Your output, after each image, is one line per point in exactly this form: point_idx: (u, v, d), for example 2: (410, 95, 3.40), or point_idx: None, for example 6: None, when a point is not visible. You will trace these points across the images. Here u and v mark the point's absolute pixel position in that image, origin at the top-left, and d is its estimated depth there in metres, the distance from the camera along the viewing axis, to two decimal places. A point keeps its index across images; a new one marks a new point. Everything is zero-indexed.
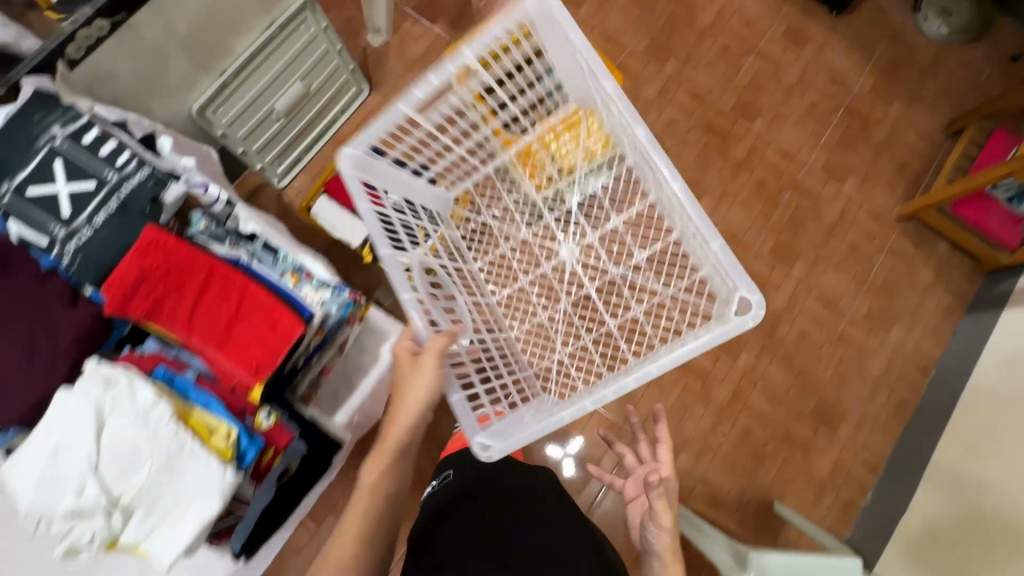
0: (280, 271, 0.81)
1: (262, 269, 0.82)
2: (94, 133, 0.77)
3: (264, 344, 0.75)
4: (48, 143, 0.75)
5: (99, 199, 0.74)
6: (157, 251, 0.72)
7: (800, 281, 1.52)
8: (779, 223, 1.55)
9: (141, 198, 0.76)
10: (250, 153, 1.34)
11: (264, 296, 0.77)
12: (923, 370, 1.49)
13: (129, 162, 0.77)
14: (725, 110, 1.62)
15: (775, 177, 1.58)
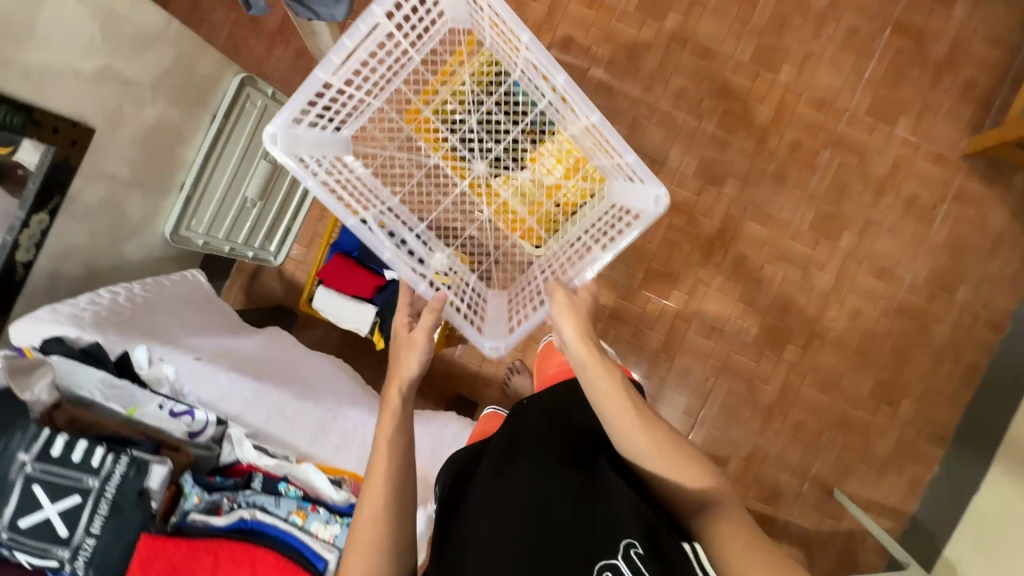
0: (286, 511, 0.69)
1: (266, 515, 0.69)
2: (62, 440, 0.59)
3: None
4: (13, 475, 0.57)
5: (88, 513, 0.58)
6: (159, 560, 0.60)
7: (849, 253, 1.35)
8: (819, 190, 1.36)
9: (130, 494, 0.60)
10: (237, 247, 1.29)
11: (279, 561, 0.65)
12: (996, 328, 1.34)
13: (107, 457, 0.60)
14: (742, 64, 1.36)
15: (811, 135, 1.36)
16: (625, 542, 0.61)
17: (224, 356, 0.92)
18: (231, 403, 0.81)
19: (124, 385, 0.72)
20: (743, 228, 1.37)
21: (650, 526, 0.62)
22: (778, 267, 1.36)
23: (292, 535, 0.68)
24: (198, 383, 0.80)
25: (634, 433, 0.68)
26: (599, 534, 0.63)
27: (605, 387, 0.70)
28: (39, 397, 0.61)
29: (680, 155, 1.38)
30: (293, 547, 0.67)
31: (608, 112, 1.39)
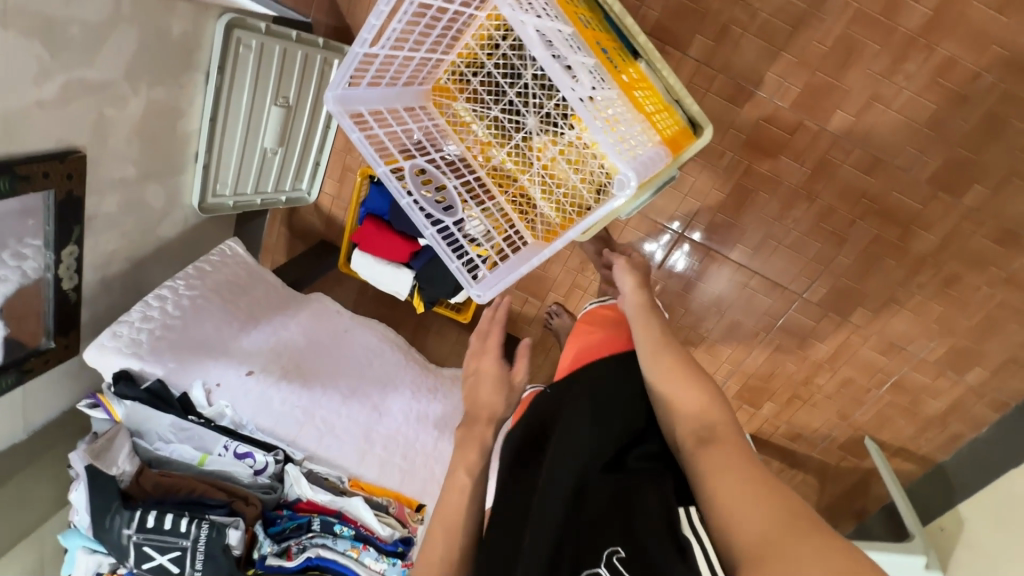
0: (342, 547, 0.79)
1: (326, 553, 0.78)
2: (152, 514, 0.73)
3: None
4: (131, 547, 0.72)
5: (190, 566, 0.72)
6: None
7: (969, 212, 1.11)
8: (959, 130, 1.04)
9: (217, 548, 0.72)
10: (269, 197, 1.23)
11: None
12: None
13: (190, 522, 0.72)
14: None
15: (977, 50, 0.98)
16: (606, 549, 0.50)
17: (276, 361, 0.97)
18: (287, 428, 0.89)
19: (191, 428, 0.83)
20: (840, 176, 1.13)
21: (633, 535, 0.50)
22: (871, 225, 1.16)
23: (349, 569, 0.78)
24: (256, 410, 0.89)
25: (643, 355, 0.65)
26: (588, 540, 0.51)
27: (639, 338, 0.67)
28: (123, 469, 0.76)
29: (778, 77, 1.07)
30: None
31: (692, 15, 1.05)
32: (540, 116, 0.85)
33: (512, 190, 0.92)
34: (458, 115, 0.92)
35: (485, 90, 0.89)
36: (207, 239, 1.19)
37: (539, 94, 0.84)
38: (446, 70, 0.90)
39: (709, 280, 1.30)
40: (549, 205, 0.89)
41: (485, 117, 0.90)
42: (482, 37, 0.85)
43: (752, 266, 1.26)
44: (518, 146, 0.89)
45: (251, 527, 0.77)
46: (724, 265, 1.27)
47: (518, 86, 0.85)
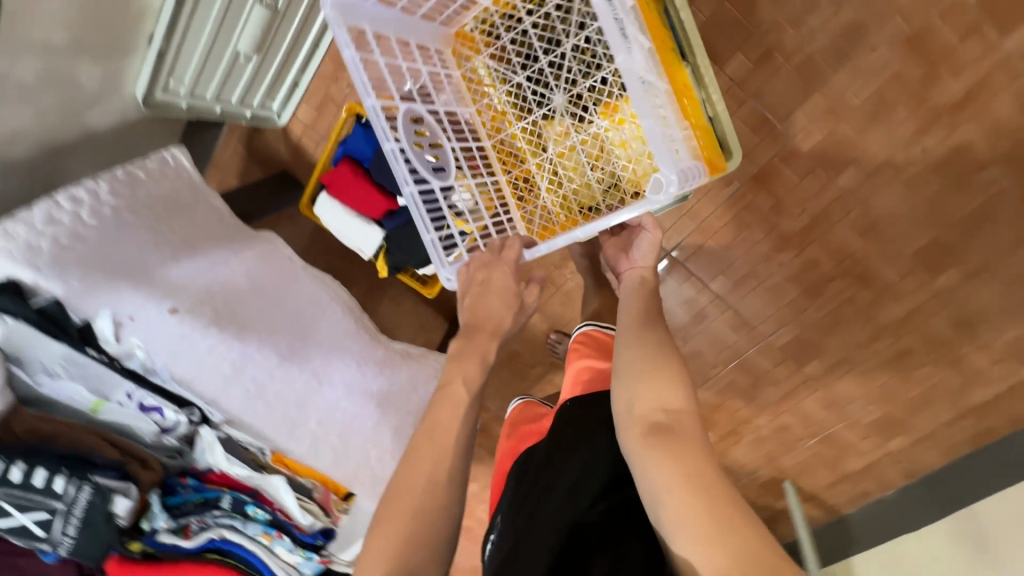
0: (253, 533, 0.78)
1: (234, 535, 0.76)
2: (22, 465, 0.62)
3: None
4: None
5: (59, 531, 0.63)
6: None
7: (938, 294, 1.14)
8: (953, 215, 1.06)
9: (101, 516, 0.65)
10: (231, 109, 1.06)
11: None
12: None
13: (72, 483, 0.64)
14: (959, 7, 0.91)
15: (993, 142, 0.99)
16: None
17: (207, 302, 0.83)
18: (208, 381, 0.77)
19: (87, 365, 0.71)
20: (835, 232, 1.12)
21: None
22: (849, 285, 1.17)
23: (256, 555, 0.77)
24: (171, 353, 0.76)
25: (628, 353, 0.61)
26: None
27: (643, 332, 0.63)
28: None
29: (804, 119, 1.04)
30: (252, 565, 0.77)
31: (736, 33, 1.01)
32: (570, 95, 0.78)
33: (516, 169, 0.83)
34: (475, 72, 0.83)
35: (514, 51, 0.79)
36: (149, 140, 1.03)
37: (575, 69, 0.77)
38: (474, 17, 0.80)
39: (685, 304, 1.28)
40: (552, 195, 0.82)
41: (507, 82, 0.81)
42: None
43: (728, 300, 1.25)
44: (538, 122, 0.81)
45: (145, 492, 0.73)
46: (703, 293, 1.25)
47: (553, 54, 0.77)
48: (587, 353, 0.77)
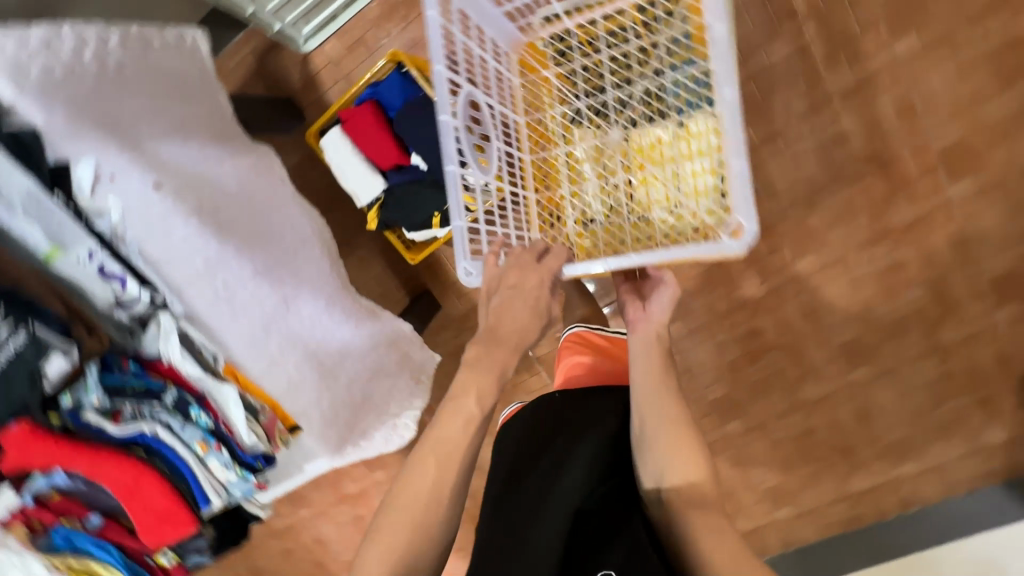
0: (188, 443, 0.81)
1: (168, 437, 0.79)
2: None
3: (160, 523, 0.83)
4: None
5: None
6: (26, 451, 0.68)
7: (850, 385, 1.29)
8: (878, 319, 1.23)
9: (21, 375, 0.63)
10: (262, 14, 1.02)
11: (162, 478, 0.80)
12: (904, 505, 1.33)
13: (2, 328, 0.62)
14: (925, 149, 1.09)
15: (922, 267, 1.17)
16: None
17: (191, 191, 0.75)
18: (178, 270, 0.70)
19: (51, 209, 0.65)
20: (784, 307, 1.25)
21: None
22: (782, 358, 1.30)
23: (185, 460, 0.81)
24: (145, 228, 0.68)
25: (654, 400, 0.69)
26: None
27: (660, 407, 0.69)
28: None
29: (785, 201, 1.18)
30: (177, 471, 0.81)
31: (751, 111, 1.15)
32: (624, 132, 0.88)
33: (556, 187, 0.91)
34: (539, 86, 0.93)
35: (582, 79, 0.91)
36: (165, 14, 0.97)
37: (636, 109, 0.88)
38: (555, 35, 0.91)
39: None
40: (582, 216, 0.89)
41: (566, 104, 0.92)
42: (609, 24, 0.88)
43: (678, 345, 1.34)
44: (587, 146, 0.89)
45: (82, 361, 0.70)
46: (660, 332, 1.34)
47: (618, 91, 0.89)
48: (576, 351, 0.89)
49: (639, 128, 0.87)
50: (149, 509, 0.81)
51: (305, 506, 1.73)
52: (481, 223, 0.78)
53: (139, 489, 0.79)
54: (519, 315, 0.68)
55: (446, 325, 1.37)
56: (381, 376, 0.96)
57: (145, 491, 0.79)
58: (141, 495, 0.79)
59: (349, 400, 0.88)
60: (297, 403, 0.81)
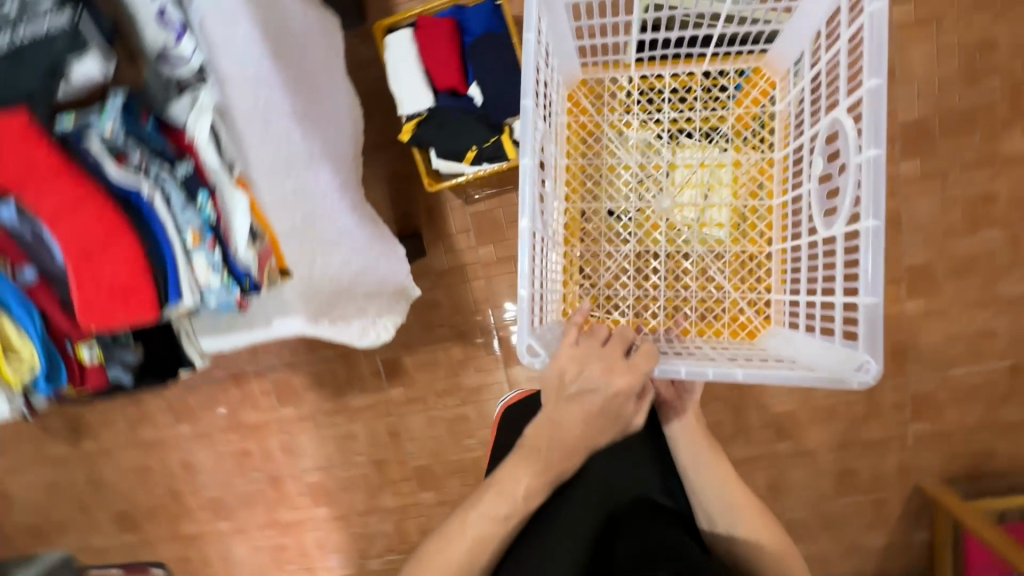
0: (181, 226, 0.71)
1: (165, 209, 0.70)
2: None
3: (114, 301, 0.69)
4: None
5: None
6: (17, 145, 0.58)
7: (772, 455, 1.37)
8: (814, 400, 1.33)
9: (37, 53, 0.58)
10: None
11: (142, 253, 0.69)
12: None
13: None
14: (898, 262, 1.22)
15: None
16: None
17: (263, 12, 0.69)
18: (238, 76, 0.64)
19: None
20: None
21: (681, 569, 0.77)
22: (723, 410, 1.36)
23: (173, 246, 0.70)
24: (219, 35, 0.62)
25: (706, 460, 0.89)
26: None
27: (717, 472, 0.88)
28: None
29: None
30: (161, 252, 0.71)
31: None
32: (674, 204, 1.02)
33: (604, 249, 1.03)
34: (598, 139, 1.05)
35: (641, 144, 1.04)
36: None
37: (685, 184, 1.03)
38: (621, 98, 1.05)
39: None
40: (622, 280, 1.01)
41: (623, 163, 1.03)
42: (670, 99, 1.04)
43: None
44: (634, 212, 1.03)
45: (106, 86, 0.65)
46: None
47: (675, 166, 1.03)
48: None
49: (687, 207, 1.02)
50: (104, 282, 0.68)
51: (186, 424, 1.53)
52: (535, 287, 0.81)
53: (107, 253, 0.67)
54: (588, 410, 0.76)
55: (426, 272, 1.34)
56: (377, 259, 0.91)
57: (110, 255, 0.67)
58: (101, 261, 0.67)
59: (339, 285, 0.84)
60: (294, 246, 0.74)
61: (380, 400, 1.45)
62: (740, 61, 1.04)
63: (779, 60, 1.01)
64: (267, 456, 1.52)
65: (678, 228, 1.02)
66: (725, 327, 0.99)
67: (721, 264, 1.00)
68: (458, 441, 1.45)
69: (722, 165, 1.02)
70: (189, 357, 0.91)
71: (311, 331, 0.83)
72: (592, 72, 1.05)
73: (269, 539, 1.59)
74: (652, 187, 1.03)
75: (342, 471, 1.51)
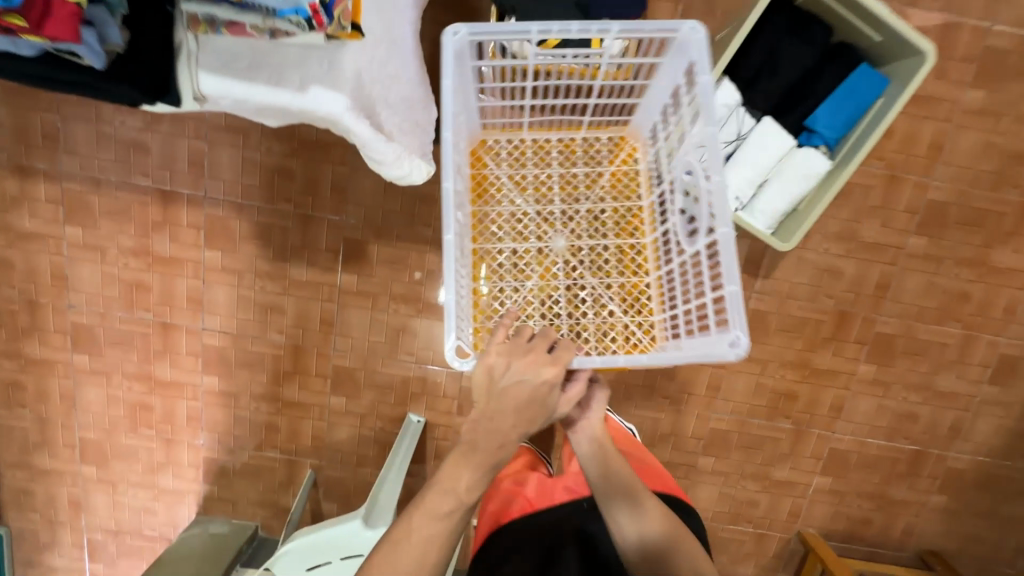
0: None
1: None
2: None
3: None
4: None
5: None
6: None
7: (690, 465, 1.39)
8: (748, 427, 1.36)
9: None
10: None
11: None
12: None
13: None
14: (870, 325, 1.28)
15: (803, 408, 1.34)
16: None
17: None
18: None
19: None
20: (700, 370, 1.32)
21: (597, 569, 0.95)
22: (666, 409, 1.35)
23: None
24: None
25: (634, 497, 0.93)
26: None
27: (620, 475, 0.94)
28: None
29: (769, 289, 1.25)
30: None
31: None
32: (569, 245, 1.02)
33: (506, 282, 1.01)
34: (491, 179, 1.04)
35: (530, 185, 1.05)
36: None
37: (580, 228, 1.03)
38: (518, 147, 1.05)
39: None
40: (527, 314, 0.99)
41: (517, 205, 1.03)
42: (558, 151, 1.06)
43: None
44: (529, 254, 1.02)
45: None
46: None
47: (565, 210, 1.04)
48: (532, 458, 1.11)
49: (582, 251, 1.03)
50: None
51: (76, 227, 1.24)
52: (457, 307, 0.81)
53: None
54: (519, 399, 0.79)
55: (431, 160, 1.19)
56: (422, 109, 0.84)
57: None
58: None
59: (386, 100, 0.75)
60: (368, 27, 0.70)
61: (324, 281, 1.27)
62: (607, 129, 1.07)
63: (639, 128, 1.04)
64: (166, 298, 1.28)
65: (576, 267, 1.02)
66: (621, 346, 1.00)
67: (614, 296, 1.01)
68: (392, 354, 1.32)
69: (607, 210, 1.04)
70: (177, 87, 0.68)
71: (348, 118, 0.70)
72: (489, 132, 1.05)
73: (132, 393, 1.35)
74: (546, 232, 1.03)
75: (250, 344, 1.31)
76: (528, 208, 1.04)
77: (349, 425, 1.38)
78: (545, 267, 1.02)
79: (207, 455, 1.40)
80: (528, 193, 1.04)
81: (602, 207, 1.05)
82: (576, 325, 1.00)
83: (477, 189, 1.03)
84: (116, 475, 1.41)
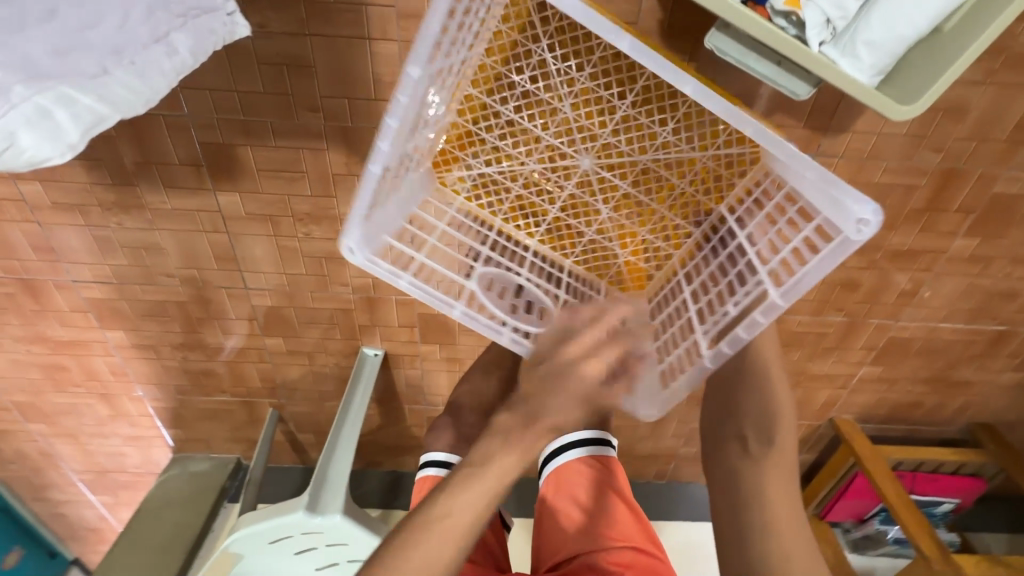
0: None
1: None
2: None
3: None
4: None
5: None
6: None
7: None
8: (785, 325, 1.07)
9: None
10: None
11: None
12: (660, 463, 1.39)
13: None
14: (988, 184, 0.87)
15: (862, 298, 1.03)
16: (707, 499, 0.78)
17: None
18: None
19: None
20: None
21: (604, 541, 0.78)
22: None
23: None
24: None
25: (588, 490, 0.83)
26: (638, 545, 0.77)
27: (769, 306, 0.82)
28: None
29: (844, 149, 0.83)
30: None
31: None
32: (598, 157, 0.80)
33: (581, 239, 0.88)
34: (478, 176, 0.84)
35: (500, 140, 0.80)
36: None
37: (587, 126, 0.78)
38: (473, 146, 0.82)
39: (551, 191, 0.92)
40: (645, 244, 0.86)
41: (519, 174, 0.83)
42: (485, 92, 0.76)
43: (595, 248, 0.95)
44: (572, 202, 0.85)
45: None
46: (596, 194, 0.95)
47: (559, 132, 0.79)
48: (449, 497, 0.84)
49: (615, 146, 0.80)
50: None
51: None
52: None
53: None
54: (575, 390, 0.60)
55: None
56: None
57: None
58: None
59: None
60: None
61: (198, 207, 0.90)
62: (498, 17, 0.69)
63: None
64: (5, 250, 0.96)
65: (623, 167, 0.81)
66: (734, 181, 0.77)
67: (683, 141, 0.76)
68: (322, 286, 1.02)
69: (586, 80, 0.75)
70: None
71: None
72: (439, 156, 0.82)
73: (36, 355, 1.13)
74: (562, 154, 0.81)
75: (141, 291, 1.02)
76: (532, 164, 0.82)
77: (298, 365, 1.16)
78: (600, 198, 0.84)
79: (154, 404, 1.24)
80: (514, 151, 0.81)
81: (580, 84, 0.75)
82: (680, 199, 0.82)
83: (484, 197, 0.85)
84: (71, 429, 1.29)
